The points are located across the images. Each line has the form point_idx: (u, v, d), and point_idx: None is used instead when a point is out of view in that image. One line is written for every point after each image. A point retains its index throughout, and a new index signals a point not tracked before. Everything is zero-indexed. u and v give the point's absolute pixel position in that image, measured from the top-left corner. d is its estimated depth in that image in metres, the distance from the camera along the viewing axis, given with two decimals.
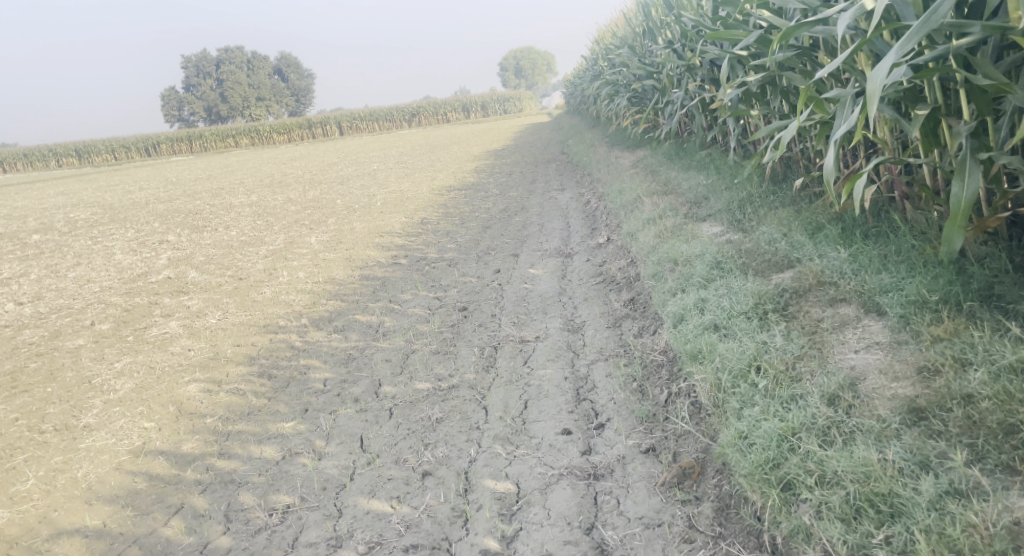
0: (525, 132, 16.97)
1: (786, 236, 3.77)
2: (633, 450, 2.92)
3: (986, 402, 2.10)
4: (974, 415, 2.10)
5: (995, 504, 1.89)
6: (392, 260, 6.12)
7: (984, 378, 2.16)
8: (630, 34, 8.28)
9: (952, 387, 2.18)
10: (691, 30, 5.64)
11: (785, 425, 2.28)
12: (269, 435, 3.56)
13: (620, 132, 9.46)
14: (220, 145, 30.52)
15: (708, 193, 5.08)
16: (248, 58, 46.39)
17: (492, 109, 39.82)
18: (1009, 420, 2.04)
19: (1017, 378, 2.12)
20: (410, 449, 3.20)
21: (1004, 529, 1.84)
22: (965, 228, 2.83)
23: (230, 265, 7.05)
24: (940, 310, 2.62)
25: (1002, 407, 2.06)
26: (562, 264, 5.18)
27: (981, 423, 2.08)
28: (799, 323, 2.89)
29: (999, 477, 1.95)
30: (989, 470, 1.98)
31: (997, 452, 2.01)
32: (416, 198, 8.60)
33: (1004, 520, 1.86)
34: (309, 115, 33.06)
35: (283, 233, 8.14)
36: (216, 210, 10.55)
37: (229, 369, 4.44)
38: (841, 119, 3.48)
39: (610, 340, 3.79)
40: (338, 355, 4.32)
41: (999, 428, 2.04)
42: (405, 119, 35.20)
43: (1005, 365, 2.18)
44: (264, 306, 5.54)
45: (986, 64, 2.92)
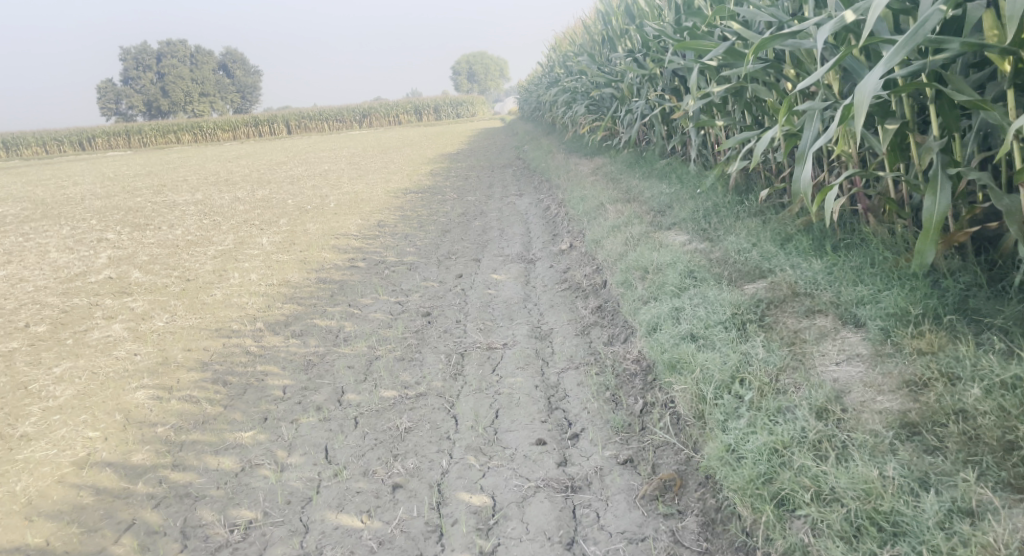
0: (477, 136, 16.92)
1: (756, 245, 3.76)
2: (611, 461, 2.86)
3: (979, 417, 2.10)
4: (969, 431, 2.08)
5: (1002, 522, 1.86)
6: (349, 263, 5.96)
7: (979, 393, 2.14)
8: (588, 41, 8.28)
9: (945, 402, 2.17)
10: (654, 39, 5.64)
11: (776, 438, 2.25)
12: (226, 445, 3.39)
13: (577, 139, 9.47)
14: (160, 141, 29.61)
15: (672, 201, 5.08)
16: (190, 53, 45.21)
17: (445, 113, 39.68)
18: (1008, 436, 2.02)
19: (1008, 393, 2.12)
20: (378, 461, 3.09)
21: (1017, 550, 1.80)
22: (937, 242, 2.82)
23: (176, 266, 6.77)
24: (921, 323, 2.62)
25: (997, 423, 2.05)
26: (526, 270, 5.12)
27: (977, 439, 2.06)
28: (778, 334, 2.85)
29: (1003, 495, 1.93)
30: (992, 488, 1.95)
31: (998, 469, 1.99)
32: (371, 200, 8.44)
33: (1016, 541, 1.81)
34: (254, 113, 32.37)
35: (231, 233, 7.88)
36: (158, 208, 10.17)
37: (179, 375, 4.24)
38: (811, 131, 3.47)
39: (580, 347, 3.74)
40: (297, 361, 4.19)
41: (996, 444, 2.03)
42: (354, 120, 34.78)
43: (995, 381, 2.17)
44: (215, 309, 5.33)
45: (959, 80, 2.89)
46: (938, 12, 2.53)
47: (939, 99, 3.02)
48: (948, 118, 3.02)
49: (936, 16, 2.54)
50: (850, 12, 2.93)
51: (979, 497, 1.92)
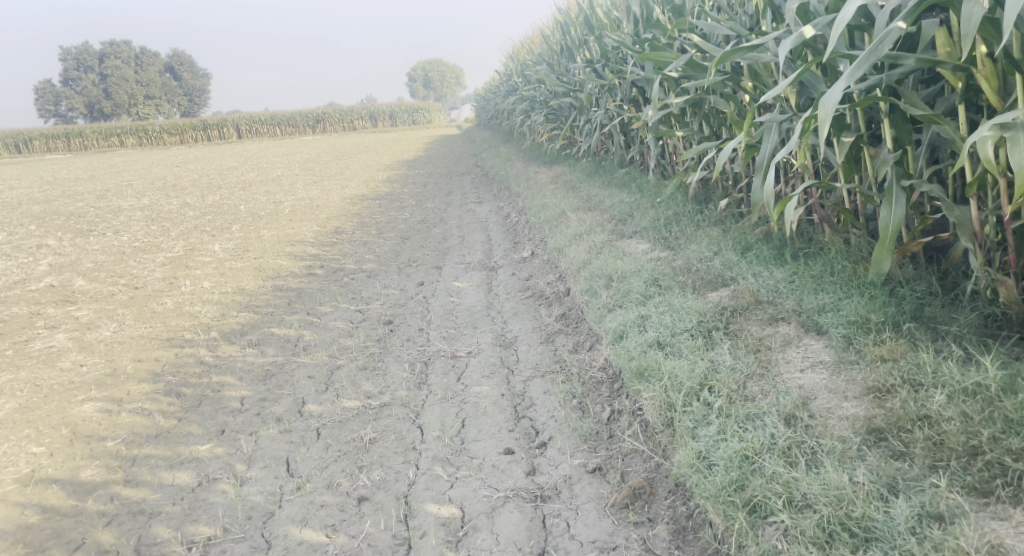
0: (434, 143, 16.87)
1: (717, 254, 3.81)
2: (580, 470, 2.87)
3: (943, 423, 2.14)
4: (934, 437, 2.12)
5: (971, 526, 1.88)
6: (306, 271, 5.87)
7: (943, 400, 2.20)
8: (546, 51, 8.32)
9: (909, 409, 2.22)
10: (613, 50, 5.70)
11: (747, 445, 2.27)
12: (182, 460, 3.29)
13: (536, 147, 9.51)
14: (102, 144, 28.77)
15: (633, 210, 5.13)
16: (134, 54, 44.08)
17: (400, 120, 39.45)
18: (972, 441, 2.07)
19: (970, 399, 2.18)
20: (342, 473, 3.06)
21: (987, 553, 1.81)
22: (893, 252, 2.86)
23: (123, 273, 6.57)
24: (882, 331, 2.66)
25: (961, 428, 2.10)
26: (488, 277, 5.11)
27: (942, 444, 2.11)
28: (743, 341, 2.88)
29: (969, 499, 1.97)
30: (959, 493, 1.99)
31: (964, 474, 2.02)
32: (327, 206, 8.33)
33: (986, 544, 1.83)
34: (202, 117, 31.70)
35: (181, 240, 7.68)
36: (102, 213, 9.87)
37: (129, 387, 4.10)
38: (770, 143, 3.51)
39: (545, 355, 3.77)
40: (255, 372, 4.13)
41: (960, 449, 2.08)
42: (306, 125, 34.32)
43: (957, 387, 2.23)
44: (166, 318, 5.18)
45: (913, 95, 2.92)
46: (895, 30, 2.54)
47: (893, 113, 3.06)
48: (900, 131, 3.06)
49: (894, 34, 2.55)
50: (809, 29, 2.97)
51: (947, 502, 1.96)
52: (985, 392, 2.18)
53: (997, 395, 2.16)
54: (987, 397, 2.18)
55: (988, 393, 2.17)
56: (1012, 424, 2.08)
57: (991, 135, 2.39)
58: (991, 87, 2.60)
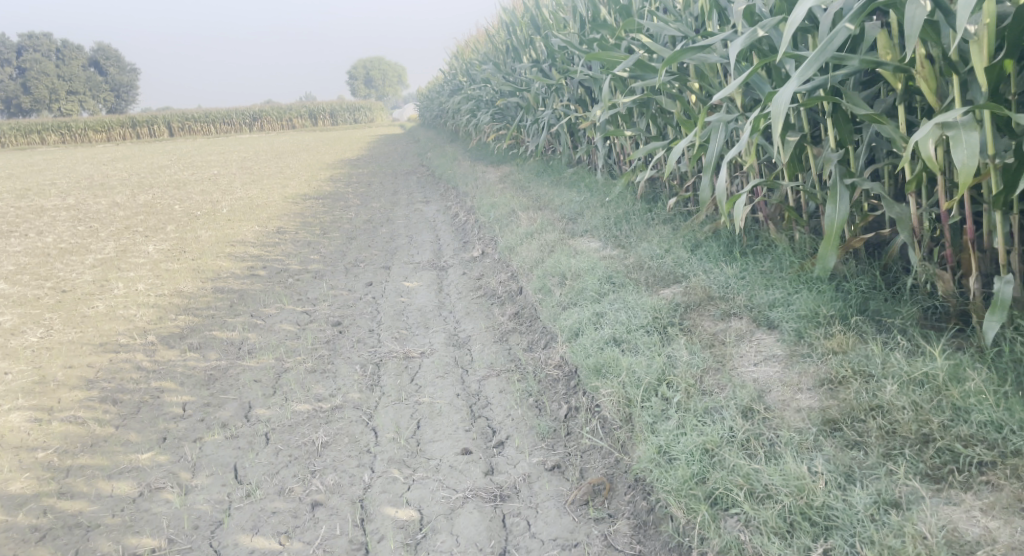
0: (377, 142, 16.67)
1: (667, 252, 3.85)
2: (539, 468, 2.89)
3: (895, 412, 2.21)
4: (886, 426, 2.19)
5: (924, 511, 1.94)
6: (247, 272, 5.73)
7: (893, 389, 2.27)
8: (491, 50, 8.30)
9: (862, 399, 2.28)
10: (560, 51, 5.72)
11: (707, 438, 2.30)
12: (121, 469, 3.16)
13: (482, 147, 9.49)
14: (20, 142, 27.49)
15: (582, 208, 5.16)
16: (55, 47, 42.29)
17: (340, 118, 38.88)
18: (923, 429, 2.14)
19: (919, 389, 2.26)
20: (295, 478, 3.00)
21: (943, 537, 1.86)
22: (838, 248, 2.92)
23: (50, 275, 6.29)
24: (831, 324, 2.72)
25: (912, 417, 2.17)
26: (438, 277, 5.08)
27: (894, 433, 2.17)
28: (698, 336, 2.92)
29: (923, 485, 2.03)
30: (912, 480, 2.05)
31: (917, 461, 2.09)
32: (268, 205, 8.14)
33: (941, 529, 1.88)
34: (131, 114, 30.61)
35: (111, 241, 7.40)
36: (25, 213, 9.42)
37: (61, 395, 3.92)
38: (718, 142, 3.55)
39: (499, 354, 3.77)
40: (196, 377, 4.01)
41: (913, 436, 2.14)
42: (241, 123, 33.52)
43: (906, 377, 2.31)
44: (99, 321, 4.97)
45: (854, 95, 2.98)
46: (842, 31, 2.56)
47: (836, 112, 3.12)
48: (843, 130, 3.13)
49: (841, 35, 2.57)
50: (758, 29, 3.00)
51: (902, 489, 2.02)
52: (933, 381, 2.27)
53: (943, 385, 2.25)
54: (934, 386, 2.27)
55: (936, 382, 2.25)
56: (959, 412, 2.17)
57: (932, 134, 2.43)
58: (930, 89, 2.66)
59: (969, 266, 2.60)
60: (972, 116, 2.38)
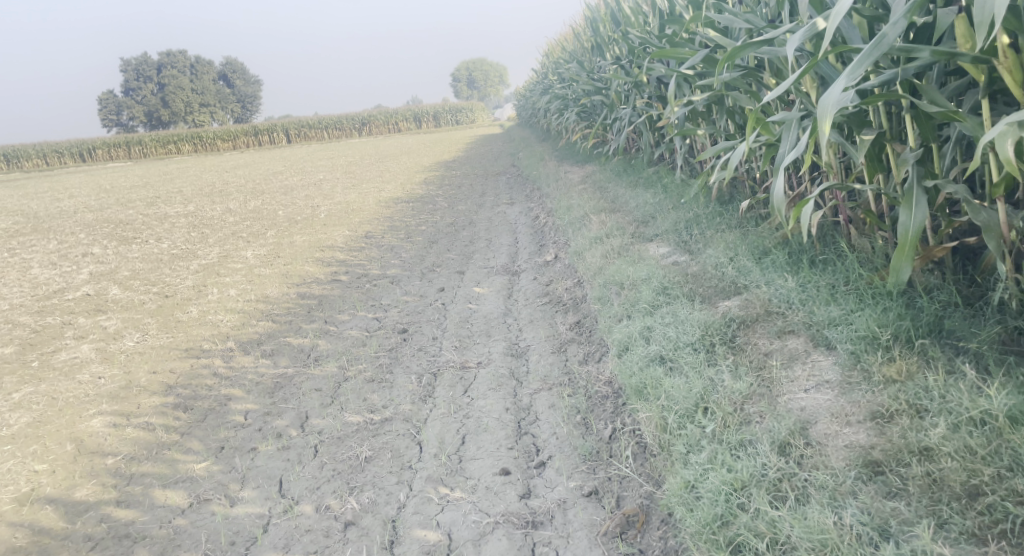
0: (474, 143, 16.78)
1: (732, 260, 3.61)
2: (575, 493, 2.74)
3: (946, 458, 1.96)
4: (933, 473, 1.95)
5: None
6: (330, 277, 5.83)
7: (945, 431, 2.01)
8: (579, 48, 8.13)
9: (909, 439, 2.04)
10: (639, 47, 5.50)
11: (733, 477, 2.11)
12: (177, 479, 3.27)
13: (571, 145, 9.33)
14: (160, 151, 29.56)
15: (656, 211, 4.93)
16: (192, 62, 45.27)
17: (446, 119, 39.60)
18: (973, 481, 1.89)
19: (976, 431, 1.99)
20: (333, 494, 3.00)
21: None
22: (913, 258, 2.63)
23: (156, 281, 6.64)
24: (892, 348, 2.43)
25: (960, 466, 1.92)
26: (509, 282, 4.98)
27: (942, 482, 1.93)
28: (747, 357, 2.69)
29: (966, 548, 1.80)
30: (953, 540, 1.83)
31: (962, 518, 1.86)
32: (362, 210, 8.30)
33: None
34: (256, 123, 32.33)
35: (217, 247, 7.74)
36: (148, 221, 10.04)
37: (140, 400, 4.08)
38: (788, 142, 3.31)
39: (554, 366, 3.63)
40: (264, 384, 4.08)
41: (960, 489, 1.90)
42: (355, 128, 34.80)
43: (964, 416, 2.04)
44: (189, 327, 5.18)
45: (934, 90, 2.71)
46: (902, 21, 2.34)
47: (913, 109, 2.84)
48: (924, 128, 2.84)
49: (900, 25, 2.35)
50: (818, 21, 2.79)
51: (941, 552, 1.79)
52: (993, 422, 2.00)
53: (1008, 428, 1.96)
54: (995, 428, 1.99)
55: (998, 424, 1.97)
56: (1020, 461, 1.90)
57: (1010, 132, 2.21)
58: (1015, 80, 2.39)
59: None
60: None
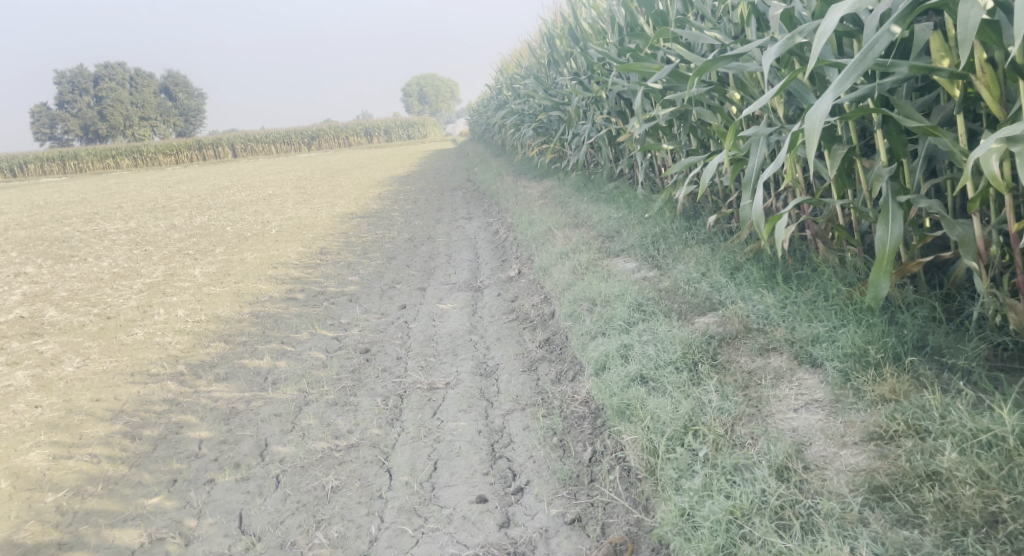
0: (426, 158, 16.64)
1: (704, 275, 3.56)
2: (557, 521, 2.62)
3: (959, 484, 1.91)
4: (947, 499, 1.90)
5: None
6: (285, 295, 5.61)
7: (955, 455, 1.96)
8: (535, 64, 8.09)
9: (916, 463, 1.99)
10: (599, 63, 5.46)
11: (733, 505, 2.05)
12: (126, 516, 3.06)
13: (528, 161, 9.27)
14: (97, 166, 28.61)
15: (620, 226, 4.88)
16: (131, 75, 44.11)
17: (395, 135, 39.34)
18: (991, 508, 1.84)
19: (987, 454, 1.95)
20: (299, 529, 2.83)
21: None
22: (891, 273, 2.61)
23: (97, 302, 6.31)
24: (881, 365, 2.41)
25: (977, 493, 1.87)
26: (473, 298, 4.86)
27: (955, 509, 1.88)
28: (731, 376, 2.63)
29: None
30: None
31: (983, 548, 1.80)
32: (315, 225, 8.07)
33: None
34: (199, 137, 31.59)
35: (162, 265, 7.43)
36: (87, 238, 9.61)
37: (82, 430, 3.82)
38: (758, 157, 3.26)
39: (526, 386, 3.50)
40: (218, 410, 3.86)
41: (978, 516, 1.85)
42: (301, 142, 34.31)
43: (971, 439, 2.00)
44: (134, 350, 4.91)
45: (906, 104, 2.70)
46: (887, 35, 2.29)
47: (885, 124, 2.83)
48: (895, 142, 2.82)
49: (886, 39, 2.30)
50: (794, 37, 2.74)
51: None
52: (1002, 444, 1.96)
53: (1017, 450, 1.93)
54: (1005, 450, 1.96)
55: (1007, 447, 1.94)
56: None
57: (996, 148, 2.18)
58: (992, 96, 2.39)
59: None
60: None
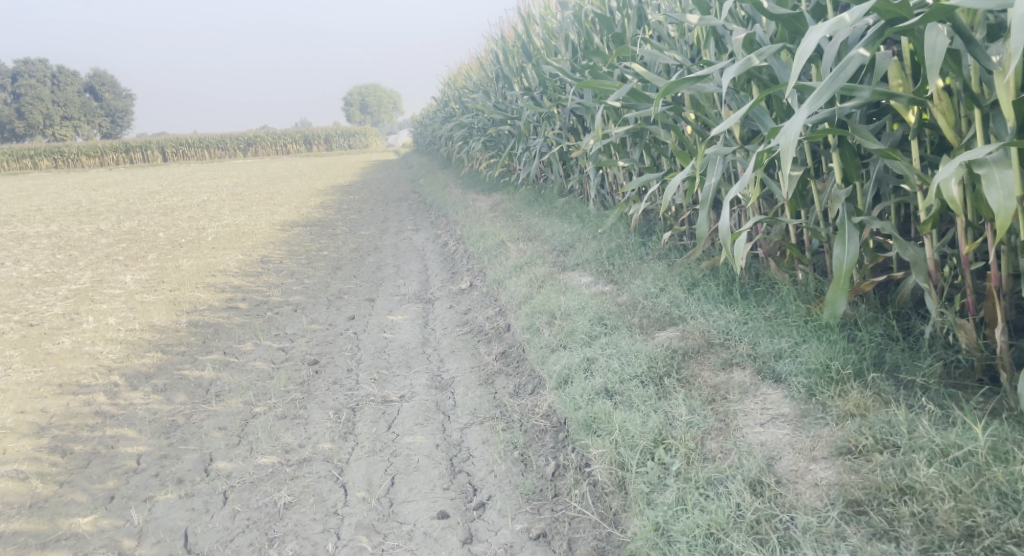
0: (368, 168, 16.48)
1: (662, 290, 3.60)
2: (522, 536, 2.58)
3: (932, 497, 1.97)
4: (922, 514, 1.95)
5: None
6: (226, 304, 5.42)
7: (928, 469, 2.02)
8: (484, 78, 8.09)
9: (889, 478, 2.05)
10: (552, 79, 5.48)
11: (710, 519, 2.07)
12: (58, 536, 2.87)
13: (474, 174, 9.26)
14: (14, 165, 27.33)
15: (573, 241, 4.90)
16: (53, 73, 42.38)
17: (331, 144, 38.88)
18: (966, 522, 1.89)
19: (958, 468, 2.01)
20: (250, 547, 2.71)
21: None
22: (847, 291, 2.66)
23: (19, 308, 5.97)
24: (843, 381, 2.48)
25: (953, 506, 1.92)
26: (424, 310, 4.79)
27: (930, 523, 1.93)
28: (697, 390, 2.65)
29: None
30: None
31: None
32: (254, 233, 7.85)
33: None
34: (126, 139, 30.54)
35: (89, 270, 7.10)
36: (5, 241, 9.13)
37: (6, 444, 3.58)
38: (715, 174, 3.30)
39: (484, 399, 3.46)
40: (157, 423, 3.68)
41: (955, 529, 1.90)
42: (235, 149, 33.59)
43: (940, 453, 2.07)
44: (63, 359, 4.65)
45: (864, 127, 2.76)
46: (858, 56, 2.33)
47: (841, 146, 2.89)
48: (850, 164, 2.89)
49: (856, 61, 2.34)
50: (759, 57, 2.76)
51: None
52: (972, 459, 2.03)
53: (985, 464, 2.00)
54: (974, 464, 2.03)
55: (976, 461, 2.01)
56: (1005, 498, 1.93)
57: (957, 171, 2.24)
58: (948, 122, 2.48)
59: (992, 317, 2.39)
60: (1001, 153, 2.20)
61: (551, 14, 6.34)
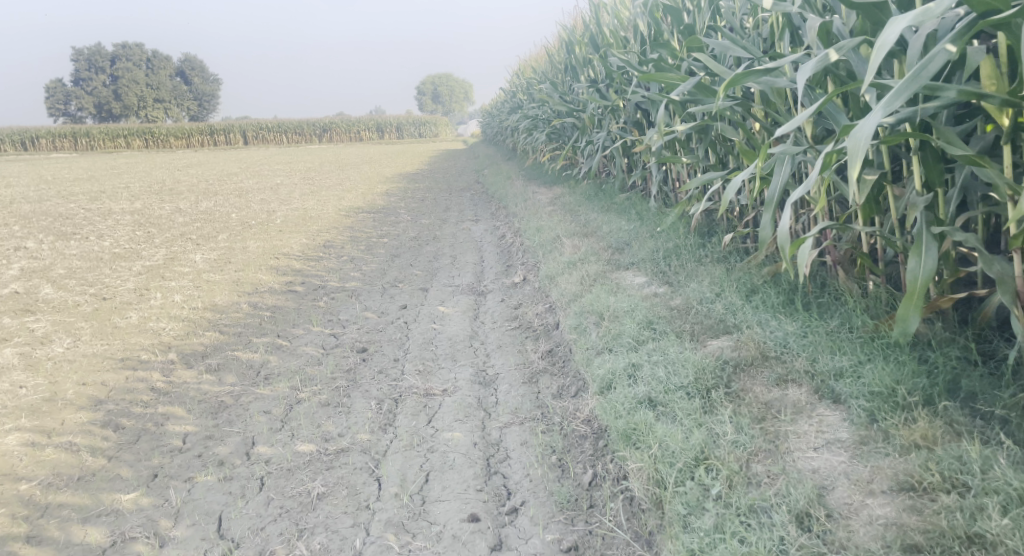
0: (436, 157, 16.57)
1: (719, 296, 3.41)
2: (553, 548, 2.47)
3: (1004, 550, 1.78)
4: None
5: None
6: (285, 287, 5.47)
7: (1002, 517, 1.83)
8: (553, 70, 7.96)
9: (956, 523, 1.85)
10: (619, 71, 5.31)
11: (749, 551, 1.92)
12: (100, 512, 2.91)
13: (539, 166, 9.16)
14: (109, 144, 28.63)
15: (631, 239, 4.74)
16: (149, 56, 44.22)
17: (406, 133, 39.39)
18: None
19: None
20: (280, 537, 2.68)
21: None
22: (920, 308, 2.45)
23: (95, 282, 6.18)
24: (909, 407, 2.28)
25: None
26: (475, 302, 4.71)
27: None
28: (747, 406, 2.48)
29: None
30: None
31: None
32: (320, 218, 7.93)
33: None
34: (212, 122, 31.60)
35: (163, 248, 7.31)
36: (91, 216, 9.51)
37: (64, 416, 3.67)
38: (781, 176, 3.10)
39: (526, 399, 3.35)
40: (207, 403, 3.72)
41: None
42: (313, 134, 34.43)
43: (1017, 499, 1.86)
44: (127, 334, 4.77)
45: (949, 130, 2.53)
46: (943, 53, 2.11)
47: (922, 150, 2.66)
48: (931, 170, 2.65)
49: (940, 58, 2.12)
50: (832, 52, 2.55)
51: None
52: None
53: None
54: None
55: None
56: None
57: None
58: None
59: None
60: None
61: (623, 4, 6.16)
